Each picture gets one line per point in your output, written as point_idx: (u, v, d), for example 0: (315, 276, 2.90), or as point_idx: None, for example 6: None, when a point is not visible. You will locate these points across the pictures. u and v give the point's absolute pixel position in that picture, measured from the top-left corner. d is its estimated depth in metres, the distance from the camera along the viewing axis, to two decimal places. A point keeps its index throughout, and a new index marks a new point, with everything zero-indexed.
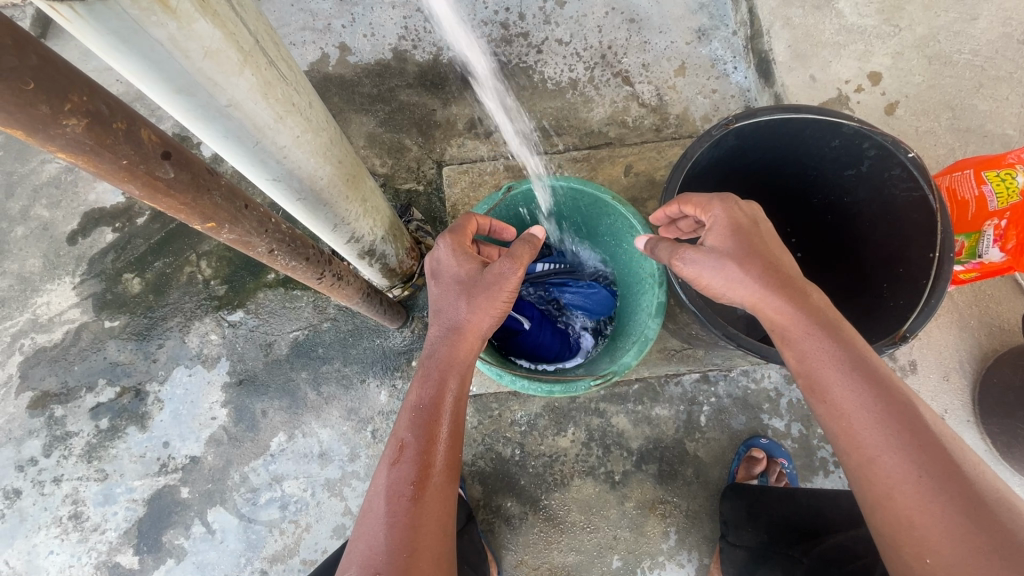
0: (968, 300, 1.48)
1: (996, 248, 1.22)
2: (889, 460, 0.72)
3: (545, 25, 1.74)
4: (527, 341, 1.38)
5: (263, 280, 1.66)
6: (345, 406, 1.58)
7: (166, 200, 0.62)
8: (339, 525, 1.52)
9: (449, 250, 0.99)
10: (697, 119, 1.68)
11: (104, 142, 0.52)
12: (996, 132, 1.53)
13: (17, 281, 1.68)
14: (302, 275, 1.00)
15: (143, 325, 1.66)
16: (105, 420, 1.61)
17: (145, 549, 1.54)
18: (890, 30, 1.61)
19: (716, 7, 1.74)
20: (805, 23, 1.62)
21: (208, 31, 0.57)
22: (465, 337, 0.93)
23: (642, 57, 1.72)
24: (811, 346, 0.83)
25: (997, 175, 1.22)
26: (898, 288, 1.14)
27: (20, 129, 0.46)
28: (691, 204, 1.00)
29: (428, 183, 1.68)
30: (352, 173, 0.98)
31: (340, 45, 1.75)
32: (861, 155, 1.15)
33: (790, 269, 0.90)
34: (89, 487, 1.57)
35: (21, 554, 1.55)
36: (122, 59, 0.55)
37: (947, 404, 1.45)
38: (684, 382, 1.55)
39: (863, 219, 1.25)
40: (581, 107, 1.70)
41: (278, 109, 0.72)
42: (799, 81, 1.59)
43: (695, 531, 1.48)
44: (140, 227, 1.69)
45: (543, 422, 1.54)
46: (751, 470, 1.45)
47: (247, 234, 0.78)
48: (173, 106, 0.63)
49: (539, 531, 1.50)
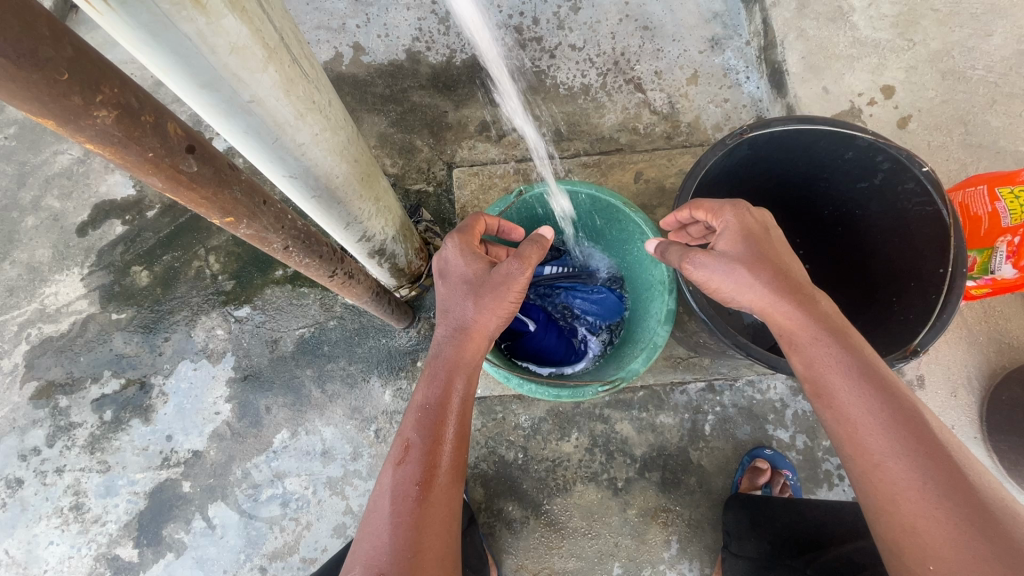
0: (978, 317, 1.48)
1: (1009, 265, 1.21)
2: (895, 466, 0.72)
3: (558, 30, 1.75)
4: (532, 343, 1.37)
5: (271, 277, 1.66)
6: (350, 404, 1.58)
7: (188, 193, 0.62)
8: (340, 524, 1.51)
9: (457, 249, 0.99)
10: (709, 128, 1.68)
11: (132, 134, 0.52)
12: (1009, 149, 1.53)
13: (27, 271, 1.69)
14: (314, 272, 1.00)
15: (152, 317, 1.66)
16: (109, 411, 1.61)
17: (145, 542, 1.54)
18: (904, 44, 1.61)
19: (730, 17, 1.75)
20: (819, 36, 1.63)
21: (235, 27, 0.58)
22: (472, 336, 0.92)
23: (655, 65, 1.72)
24: (819, 351, 0.83)
25: (1011, 193, 1.22)
26: (909, 303, 1.14)
27: (53, 119, 0.46)
28: (701, 209, 1.00)
29: (438, 183, 1.69)
30: (366, 173, 0.98)
31: (355, 45, 1.76)
32: (875, 168, 1.15)
33: (800, 276, 0.90)
34: (91, 478, 1.57)
35: (22, 544, 1.55)
36: (150, 53, 0.56)
37: (955, 420, 1.45)
38: (689, 391, 1.54)
39: (875, 233, 1.25)
40: (593, 113, 1.71)
41: (298, 106, 0.72)
42: (811, 93, 1.59)
43: (697, 540, 1.47)
44: (150, 221, 1.70)
45: (547, 426, 1.54)
46: (755, 480, 1.45)
47: (264, 230, 0.79)
48: (197, 101, 0.64)
49: (540, 535, 1.49)
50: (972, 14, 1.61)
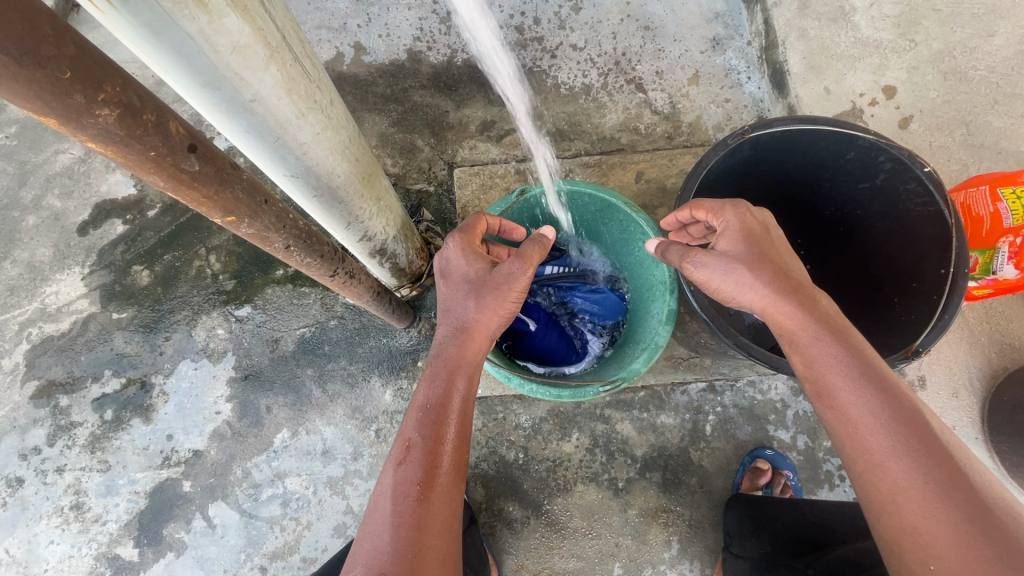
0: (979, 318, 1.47)
1: (1011, 265, 1.21)
2: (896, 465, 0.72)
3: (559, 30, 1.75)
4: (532, 343, 1.37)
5: (271, 276, 1.66)
6: (350, 404, 1.57)
7: (189, 192, 0.62)
8: (340, 524, 1.51)
9: (458, 249, 0.99)
10: (710, 128, 1.68)
11: (134, 133, 0.52)
12: (1011, 149, 1.53)
13: (28, 270, 1.69)
14: (315, 271, 1.00)
15: (152, 317, 1.66)
16: (110, 411, 1.61)
17: (146, 542, 1.54)
18: (905, 45, 1.61)
19: (731, 17, 1.75)
20: (820, 36, 1.62)
21: (237, 26, 0.58)
22: (473, 336, 0.92)
23: (656, 65, 1.72)
24: (820, 351, 0.82)
25: (1013, 193, 1.22)
26: (911, 303, 1.14)
27: (55, 118, 0.46)
28: (702, 209, 1.00)
29: (439, 183, 1.69)
30: (367, 172, 0.98)
31: (356, 45, 1.76)
32: (877, 168, 1.15)
33: (801, 276, 0.90)
34: (92, 477, 1.57)
35: (22, 543, 1.55)
36: (152, 52, 0.56)
37: (956, 420, 1.45)
38: (690, 391, 1.54)
39: (876, 234, 1.25)
40: (594, 113, 1.70)
41: (300, 105, 0.72)
42: (812, 93, 1.59)
43: (698, 541, 1.47)
44: (151, 220, 1.70)
45: (547, 426, 1.53)
46: (756, 481, 1.45)
47: (266, 230, 0.79)
48: (200, 100, 0.64)
49: (540, 535, 1.49)
50: (973, 15, 1.61)
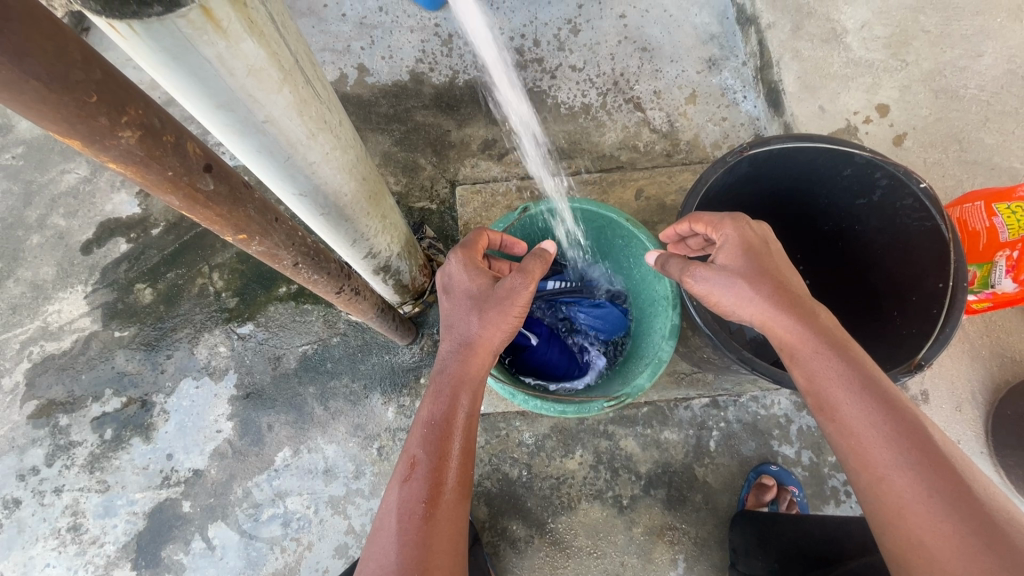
0: (979, 331, 1.48)
1: (1009, 278, 1.22)
2: (899, 479, 0.72)
3: (559, 51, 1.79)
4: (534, 358, 1.37)
5: (274, 294, 1.66)
6: (351, 422, 1.57)
7: (203, 211, 0.64)
8: (342, 544, 1.50)
9: (461, 265, 1.00)
10: (708, 146, 1.71)
11: (154, 154, 0.53)
12: (1004, 165, 1.56)
13: (30, 289, 1.70)
14: (321, 288, 1.01)
15: (154, 335, 1.66)
16: (110, 430, 1.60)
17: (144, 564, 1.52)
18: (897, 64, 1.65)
19: (726, 38, 1.79)
20: (814, 56, 1.66)
21: (253, 50, 0.59)
22: (477, 352, 0.93)
23: (654, 85, 1.76)
24: (820, 364, 0.83)
25: (1008, 208, 1.24)
26: (910, 318, 1.15)
27: (79, 139, 0.47)
28: (700, 222, 1.01)
29: (441, 202, 1.71)
30: (374, 191, 0.99)
31: (359, 66, 1.79)
32: (873, 184, 1.17)
33: (799, 288, 0.91)
34: (89, 498, 1.55)
35: (17, 566, 1.52)
36: (170, 75, 0.57)
37: (960, 434, 1.45)
38: (694, 407, 1.54)
39: (875, 248, 1.26)
40: (594, 131, 1.73)
41: (311, 126, 0.74)
42: (807, 111, 1.62)
43: (704, 559, 1.46)
44: (154, 238, 1.71)
45: (551, 443, 1.53)
46: (762, 497, 1.41)
47: (275, 247, 0.80)
48: (213, 121, 0.65)
49: (544, 555, 1.47)
50: (962, 35, 1.65)
